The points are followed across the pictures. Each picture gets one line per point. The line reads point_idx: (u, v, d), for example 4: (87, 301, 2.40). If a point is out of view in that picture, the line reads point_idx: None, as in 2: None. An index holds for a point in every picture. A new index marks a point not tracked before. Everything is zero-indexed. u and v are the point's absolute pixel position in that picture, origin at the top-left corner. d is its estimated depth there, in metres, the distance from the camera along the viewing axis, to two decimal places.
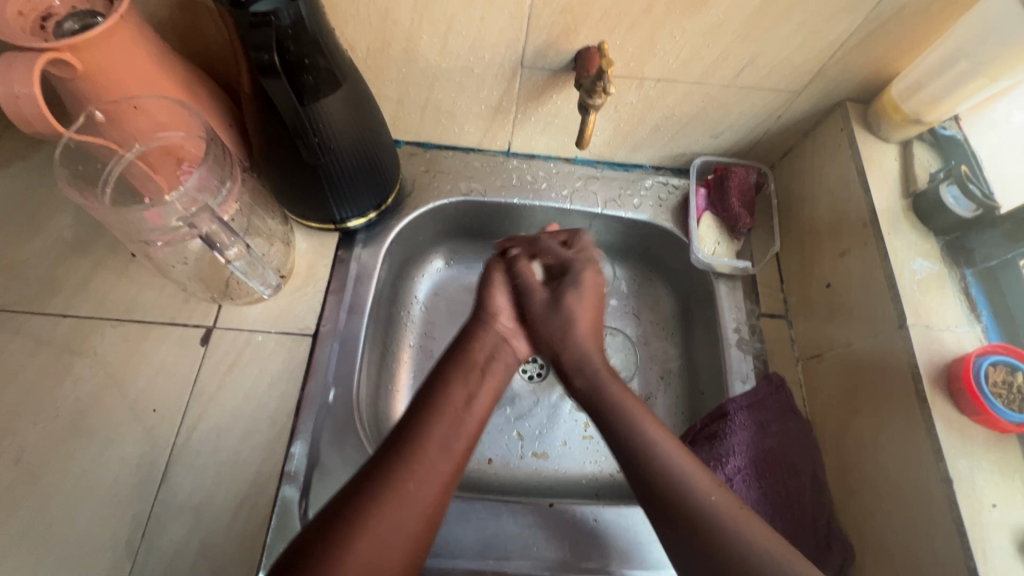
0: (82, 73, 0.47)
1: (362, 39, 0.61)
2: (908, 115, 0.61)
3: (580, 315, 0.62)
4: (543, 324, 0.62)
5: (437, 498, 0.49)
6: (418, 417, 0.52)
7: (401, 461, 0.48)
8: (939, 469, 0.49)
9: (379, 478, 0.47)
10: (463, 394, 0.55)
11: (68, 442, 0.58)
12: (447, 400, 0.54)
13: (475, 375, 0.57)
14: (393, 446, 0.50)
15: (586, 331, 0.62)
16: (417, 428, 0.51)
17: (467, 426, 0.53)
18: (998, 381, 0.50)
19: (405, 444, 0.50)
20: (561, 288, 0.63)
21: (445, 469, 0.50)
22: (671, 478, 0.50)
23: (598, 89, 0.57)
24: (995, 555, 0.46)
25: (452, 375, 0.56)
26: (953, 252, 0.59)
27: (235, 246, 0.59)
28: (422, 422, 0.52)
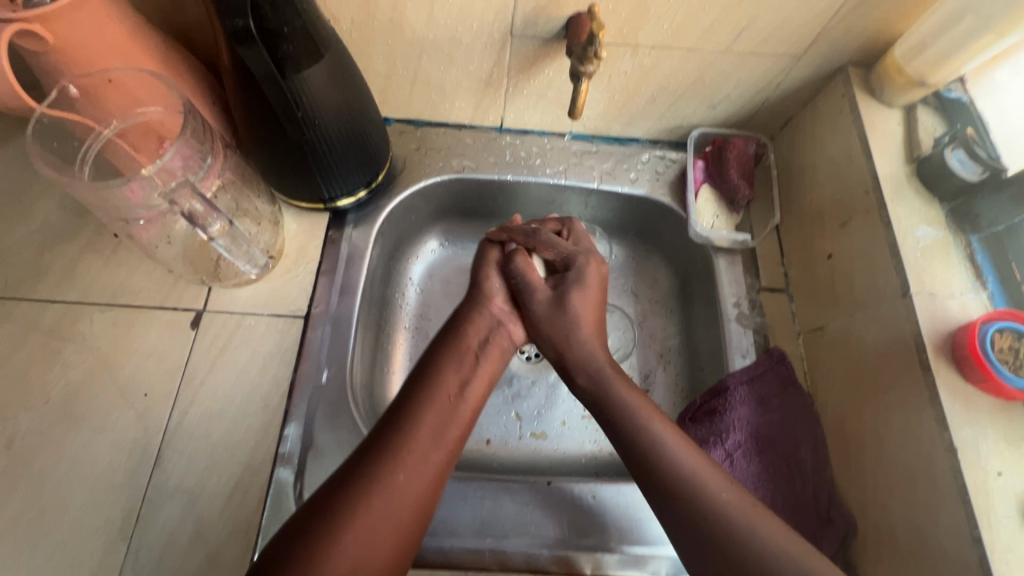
0: (54, 45, 0.45)
1: (346, 9, 0.59)
2: (911, 77, 0.59)
3: (582, 320, 0.60)
4: (548, 324, 0.60)
5: (426, 490, 0.47)
6: (409, 406, 0.51)
7: (390, 451, 0.47)
8: (944, 439, 0.48)
9: (367, 466, 0.46)
10: (453, 381, 0.54)
11: (60, 427, 0.57)
12: (437, 388, 0.52)
13: (465, 362, 0.56)
14: (383, 433, 0.48)
15: (590, 329, 0.60)
16: (408, 417, 0.49)
17: (460, 415, 0.52)
18: (1004, 347, 0.49)
19: (393, 432, 0.48)
20: (566, 284, 0.62)
21: (436, 459, 0.48)
22: (667, 465, 0.49)
23: (591, 55, 0.56)
24: (1000, 523, 0.45)
25: (442, 364, 0.55)
26: (958, 218, 0.58)
27: (215, 223, 0.59)
28: (413, 410, 0.50)
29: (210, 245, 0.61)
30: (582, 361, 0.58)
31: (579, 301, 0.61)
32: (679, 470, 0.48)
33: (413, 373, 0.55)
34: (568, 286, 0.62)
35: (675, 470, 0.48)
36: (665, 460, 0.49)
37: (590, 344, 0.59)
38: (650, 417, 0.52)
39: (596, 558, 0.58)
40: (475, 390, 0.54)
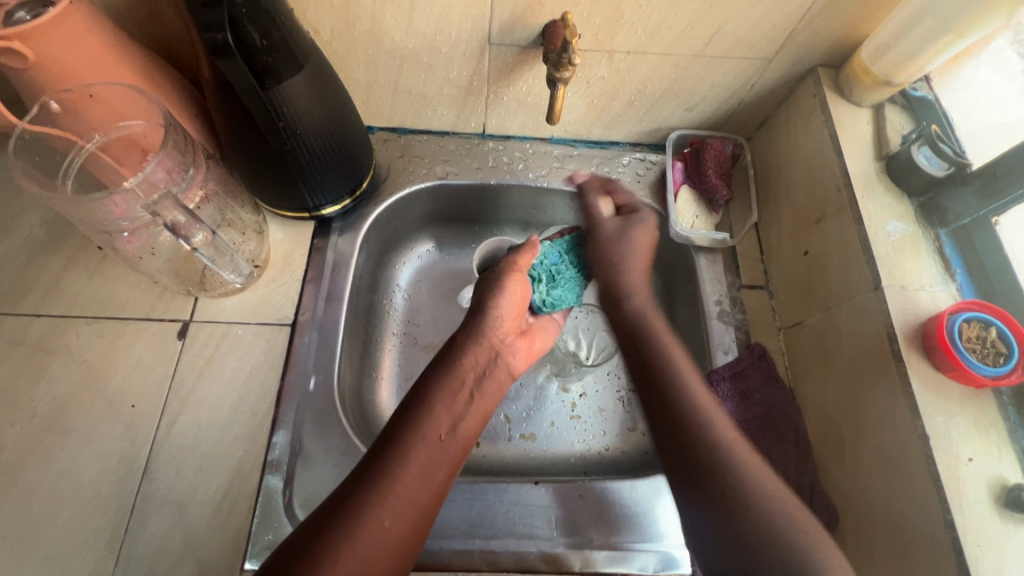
0: (35, 62, 0.45)
1: (325, 22, 0.60)
2: (877, 77, 0.61)
3: (637, 255, 0.67)
4: (608, 245, 0.67)
5: (405, 530, 0.46)
6: (397, 439, 0.50)
7: (373, 488, 0.46)
8: (916, 427, 0.49)
9: (352, 506, 0.45)
10: (444, 417, 0.53)
11: (48, 440, 0.57)
12: (426, 425, 0.52)
13: (459, 398, 0.56)
14: (368, 474, 0.47)
15: (641, 261, 0.67)
16: (395, 453, 0.49)
17: (447, 452, 0.52)
18: (972, 337, 0.50)
19: (380, 472, 0.47)
20: (629, 221, 0.68)
21: (423, 500, 0.48)
22: (700, 439, 0.49)
23: (566, 62, 0.57)
24: (972, 507, 0.46)
25: (434, 395, 0.54)
26: (927, 213, 0.59)
27: (198, 233, 0.56)
28: (401, 444, 0.50)
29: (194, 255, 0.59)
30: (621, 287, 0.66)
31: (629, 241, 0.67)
32: (710, 438, 0.49)
33: (402, 411, 0.53)
34: (615, 233, 0.67)
35: (711, 443, 0.49)
36: (708, 444, 0.49)
37: (638, 279, 0.66)
38: (689, 377, 0.55)
39: (586, 555, 0.58)
40: (463, 427, 0.54)
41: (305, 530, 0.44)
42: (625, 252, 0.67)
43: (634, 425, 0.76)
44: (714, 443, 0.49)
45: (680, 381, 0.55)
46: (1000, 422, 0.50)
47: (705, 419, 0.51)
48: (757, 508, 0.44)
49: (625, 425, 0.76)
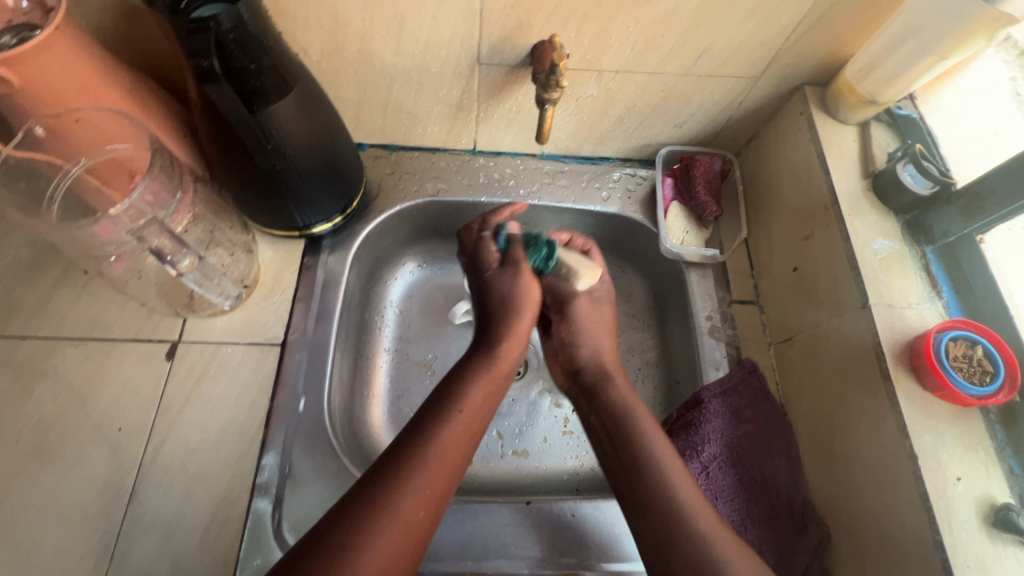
0: (20, 88, 0.45)
1: (315, 42, 0.60)
2: (862, 96, 0.62)
3: (585, 333, 0.62)
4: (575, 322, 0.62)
5: (433, 520, 0.45)
6: (435, 413, 0.50)
7: (413, 471, 0.45)
8: (905, 446, 0.50)
9: (389, 487, 0.44)
10: (480, 408, 0.52)
11: (33, 464, 0.57)
12: (463, 414, 0.50)
13: (492, 387, 0.54)
14: (408, 455, 0.46)
15: (597, 332, 0.62)
16: (434, 437, 0.48)
17: (476, 442, 0.51)
18: (958, 355, 0.51)
19: (419, 443, 0.47)
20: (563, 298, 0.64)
21: (455, 478, 0.47)
22: (683, 533, 0.44)
23: (554, 83, 0.57)
24: (961, 527, 0.46)
25: (470, 383, 0.53)
26: (913, 230, 0.60)
27: (184, 259, 0.58)
28: (440, 428, 0.48)
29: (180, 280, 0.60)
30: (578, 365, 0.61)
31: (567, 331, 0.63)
32: (691, 530, 0.44)
33: (435, 399, 0.51)
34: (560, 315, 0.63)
35: (697, 549, 0.43)
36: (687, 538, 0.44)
37: (598, 355, 0.61)
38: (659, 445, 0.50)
39: None
40: (491, 420, 0.53)
41: (338, 511, 0.43)
42: (576, 334, 0.62)
43: None
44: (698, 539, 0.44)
45: (654, 458, 0.49)
46: (988, 440, 0.50)
47: (685, 515, 0.45)
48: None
49: None
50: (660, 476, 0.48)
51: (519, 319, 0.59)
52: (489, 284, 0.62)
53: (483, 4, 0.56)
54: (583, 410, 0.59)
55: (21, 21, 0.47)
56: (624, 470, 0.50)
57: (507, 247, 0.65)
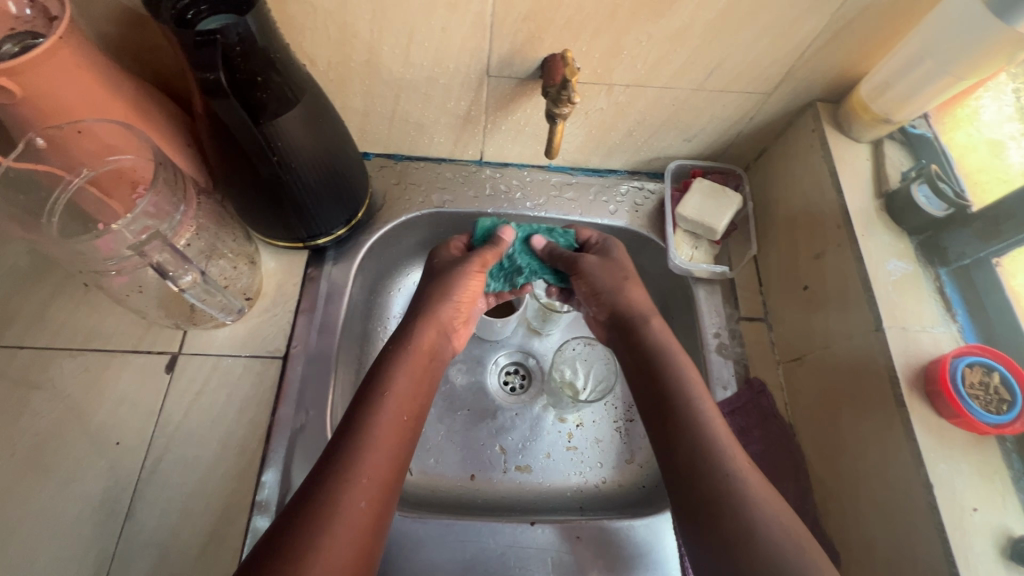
0: (22, 97, 0.44)
1: (323, 52, 0.59)
2: (877, 114, 0.61)
3: (620, 282, 0.62)
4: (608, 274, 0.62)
5: (379, 507, 0.46)
6: (360, 407, 0.50)
7: (348, 464, 0.46)
8: (920, 474, 0.49)
9: (326, 484, 0.44)
10: (404, 394, 0.52)
11: (27, 479, 0.55)
12: (388, 404, 0.51)
13: (415, 374, 0.55)
14: (342, 453, 0.46)
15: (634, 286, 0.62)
16: (364, 428, 0.48)
17: (411, 426, 0.52)
18: (975, 382, 0.50)
19: (349, 439, 0.47)
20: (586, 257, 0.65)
21: (390, 469, 0.48)
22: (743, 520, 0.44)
23: (565, 98, 0.56)
24: (978, 560, 0.45)
25: (390, 372, 0.53)
26: (927, 252, 0.59)
27: (189, 274, 0.55)
28: (367, 421, 0.49)
29: (182, 295, 0.58)
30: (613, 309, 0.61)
31: (592, 268, 0.63)
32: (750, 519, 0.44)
33: (361, 396, 0.52)
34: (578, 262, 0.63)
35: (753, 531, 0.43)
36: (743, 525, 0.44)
37: (629, 299, 0.61)
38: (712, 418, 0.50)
39: None
40: (420, 401, 0.54)
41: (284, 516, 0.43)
42: (617, 283, 0.62)
43: (631, 456, 0.75)
44: (735, 482, 0.46)
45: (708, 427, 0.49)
46: (1004, 469, 0.49)
47: (748, 504, 0.44)
48: (758, 536, 0.43)
49: (622, 457, 0.75)
50: (692, 417, 0.50)
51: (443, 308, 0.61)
52: (432, 273, 0.63)
53: (495, 17, 0.55)
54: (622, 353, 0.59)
55: (24, 29, 0.47)
56: (664, 409, 0.51)
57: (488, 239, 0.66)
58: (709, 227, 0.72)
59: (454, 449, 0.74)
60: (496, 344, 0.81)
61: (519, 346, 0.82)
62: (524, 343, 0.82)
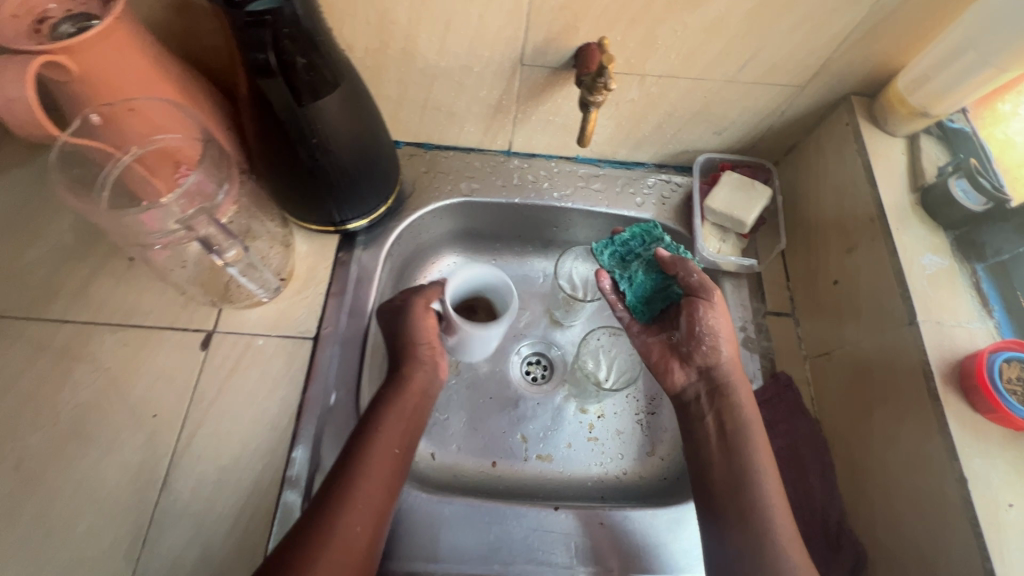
0: (78, 76, 0.46)
1: (360, 39, 0.60)
2: (914, 108, 0.60)
3: (724, 340, 0.61)
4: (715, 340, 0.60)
5: (373, 534, 0.51)
6: (358, 440, 0.55)
7: (346, 494, 0.51)
8: (954, 469, 0.48)
9: (327, 511, 0.50)
10: (381, 453, 0.54)
11: (68, 448, 0.57)
12: (380, 441, 0.55)
13: (369, 510, 0.51)
14: (335, 492, 0.51)
15: (730, 347, 0.61)
16: (359, 459, 0.53)
17: (403, 460, 0.56)
18: (1012, 378, 0.49)
19: (346, 471, 0.52)
20: (704, 314, 0.60)
21: (380, 503, 0.53)
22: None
23: (601, 86, 0.56)
24: (1014, 556, 0.45)
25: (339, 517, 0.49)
26: (963, 247, 0.58)
27: (230, 250, 0.60)
28: (356, 460, 0.53)
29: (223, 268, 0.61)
30: (706, 364, 0.61)
31: (713, 319, 0.60)
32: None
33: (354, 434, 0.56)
34: (702, 303, 0.60)
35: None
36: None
37: (728, 359, 0.60)
38: (775, 503, 0.54)
39: None
40: (409, 437, 0.58)
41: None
42: (724, 339, 0.61)
43: (652, 449, 0.75)
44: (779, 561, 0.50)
45: (764, 510, 0.53)
46: None
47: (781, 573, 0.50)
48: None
49: (643, 450, 0.75)
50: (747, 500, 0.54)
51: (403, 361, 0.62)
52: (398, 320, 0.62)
53: (532, 5, 0.55)
54: (698, 411, 0.61)
55: (80, 10, 0.49)
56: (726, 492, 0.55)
57: (634, 237, 0.69)
58: (738, 220, 0.71)
59: (475, 436, 0.75)
60: (519, 334, 0.82)
61: (542, 337, 0.82)
62: (547, 334, 0.83)
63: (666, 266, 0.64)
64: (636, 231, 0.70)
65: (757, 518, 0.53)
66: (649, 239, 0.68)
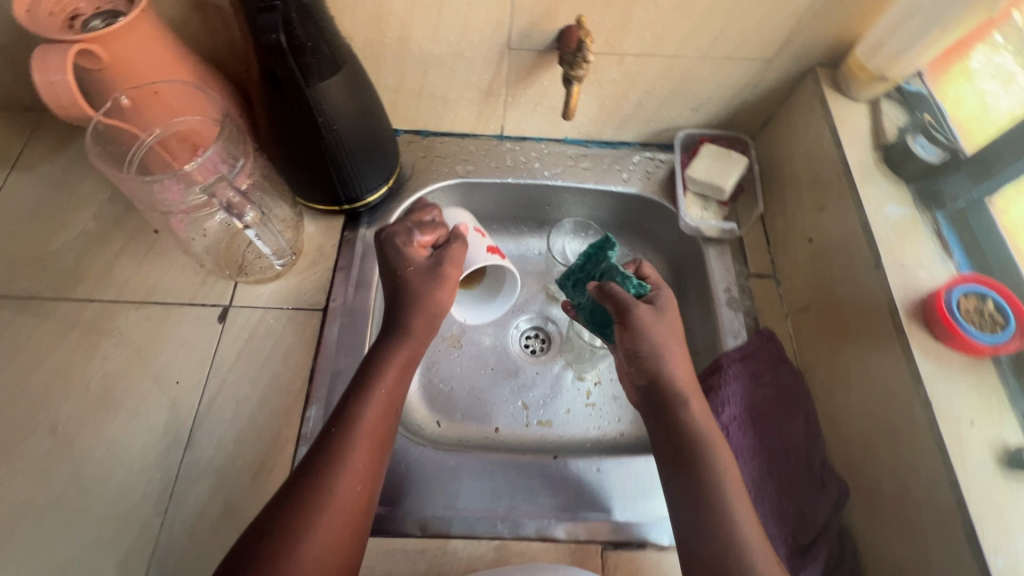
0: (107, 63, 0.51)
1: (360, 29, 0.65)
2: (873, 72, 0.65)
3: (665, 356, 0.56)
4: (652, 358, 0.56)
5: (369, 490, 0.50)
6: (353, 393, 0.53)
7: (339, 448, 0.49)
8: (919, 393, 0.52)
9: (320, 466, 0.48)
10: (378, 405, 0.52)
11: (98, 414, 0.61)
12: (376, 394, 0.53)
13: (365, 466, 0.49)
14: (329, 445, 0.49)
15: (677, 361, 0.56)
16: (354, 411, 0.51)
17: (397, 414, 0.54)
18: (970, 308, 0.54)
19: (342, 425, 0.50)
20: (635, 334, 0.57)
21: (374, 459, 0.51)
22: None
23: (580, 60, 0.63)
24: (975, 466, 0.49)
25: (331, 476, 0.48)
26: (925, 198, 0.62)
27: (250, 213, 0.65)
28: (350, 413, 0.51)
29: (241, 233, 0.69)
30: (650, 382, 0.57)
31: (646, 337, 0.56)
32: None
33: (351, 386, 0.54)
34: (630, 321, 0.57)
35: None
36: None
37: (672, 375, 0.56)
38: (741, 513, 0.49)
39: (603, 526, 0.60)
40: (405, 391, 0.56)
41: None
42: (657, 347, 0.56)
43: None
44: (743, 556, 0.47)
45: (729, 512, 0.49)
46: (1001, 389, 0.52)
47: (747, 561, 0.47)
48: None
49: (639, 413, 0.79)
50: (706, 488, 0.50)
51: (419, 312, 0.58)
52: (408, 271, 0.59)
53: None
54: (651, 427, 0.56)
55: (108, 8, 0.54)
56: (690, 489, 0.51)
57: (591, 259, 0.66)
58: (717, 187, 0.75)
59: (479, 403, 0.79)
60: (517, 310, 0.86)
61: (539, 312, 0.86)
62: (543, 309, 0.86)
63: (594, 297, 0.61)
64: (589, 250, 0.67)
65: (726, 525, 0.49)
66: (600, 257, 0.65)
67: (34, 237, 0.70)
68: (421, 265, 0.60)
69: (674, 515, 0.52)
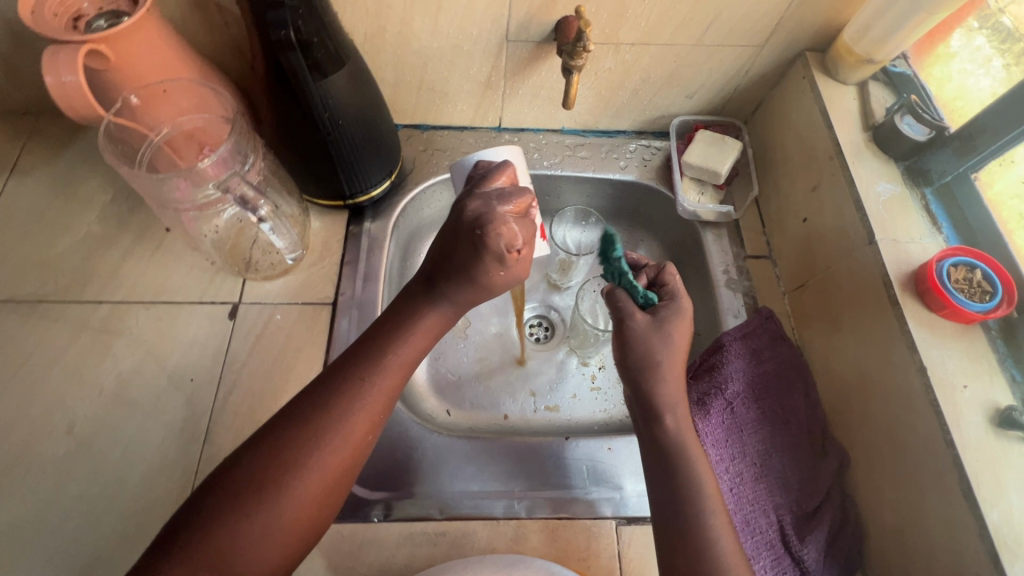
0: (115, 64, 0.52)
1: (360, 25, 0.66)
2: (860, 56, 0.67)
3: (660, 370, 0.54)
4: (643, 365, 0.55)
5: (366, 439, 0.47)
6: (376, 338, 0.50)
7: (348, 389, 0.47)
8: (914, 360, 0.54)
9: (324, 402, 0.46)
10: (397, 357, 0.49)
11: (115, 413, 0.62)
12: (401, 346, 0.50)
13: (369, 415, 0.47)
14: (337, 382, 0.47)
15: (673, 371, 0.55)
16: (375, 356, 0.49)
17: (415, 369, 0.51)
18: (960, 279, 0.56)
19: (359, 365, 0.48)
20: (630, 342, 0.56)
21: (380, 408, 0.48)
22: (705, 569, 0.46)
23: (580, 50, 0.63)
24: (970, 427, 0.51)
25: (334, 429, 0.45)
26: (913, 175, 0.66)
27: (264, 206, 0.65)
28: (370, 355, 0.49)
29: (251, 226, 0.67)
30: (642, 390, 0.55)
31: (638, 345, 0.56)
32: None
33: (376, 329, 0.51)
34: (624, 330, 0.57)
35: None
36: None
37: (662, 389, 0.54)
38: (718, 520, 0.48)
39: (616, 501, 0.62)
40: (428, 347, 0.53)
41: (164, 539, 0.41)
42: (649, 358, 0.55)
43: None
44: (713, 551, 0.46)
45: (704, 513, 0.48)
46: (990, 353, 0.55)
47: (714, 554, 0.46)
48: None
49: None
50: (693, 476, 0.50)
51: (470, 290, 0.51)
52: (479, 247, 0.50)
53: None
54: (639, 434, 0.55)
55: (111, 8, 0.54)
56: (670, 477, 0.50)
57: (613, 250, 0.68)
58: (713, 171, 0.77)
59: (487, 391, 0.80)
60: None
61: (542, 301, 0.88)
62: (546, 298, 0.88)
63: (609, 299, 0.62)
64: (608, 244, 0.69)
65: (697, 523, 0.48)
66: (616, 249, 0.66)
67: (38, 240, 0.70)
68: (512, 273, 0.52)
69: (653, 492, 0.51)
